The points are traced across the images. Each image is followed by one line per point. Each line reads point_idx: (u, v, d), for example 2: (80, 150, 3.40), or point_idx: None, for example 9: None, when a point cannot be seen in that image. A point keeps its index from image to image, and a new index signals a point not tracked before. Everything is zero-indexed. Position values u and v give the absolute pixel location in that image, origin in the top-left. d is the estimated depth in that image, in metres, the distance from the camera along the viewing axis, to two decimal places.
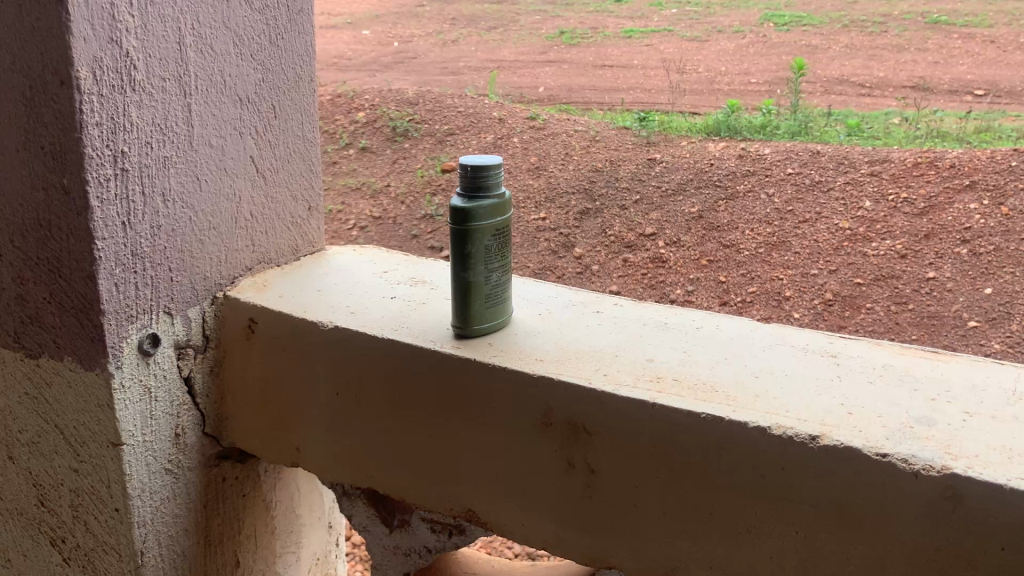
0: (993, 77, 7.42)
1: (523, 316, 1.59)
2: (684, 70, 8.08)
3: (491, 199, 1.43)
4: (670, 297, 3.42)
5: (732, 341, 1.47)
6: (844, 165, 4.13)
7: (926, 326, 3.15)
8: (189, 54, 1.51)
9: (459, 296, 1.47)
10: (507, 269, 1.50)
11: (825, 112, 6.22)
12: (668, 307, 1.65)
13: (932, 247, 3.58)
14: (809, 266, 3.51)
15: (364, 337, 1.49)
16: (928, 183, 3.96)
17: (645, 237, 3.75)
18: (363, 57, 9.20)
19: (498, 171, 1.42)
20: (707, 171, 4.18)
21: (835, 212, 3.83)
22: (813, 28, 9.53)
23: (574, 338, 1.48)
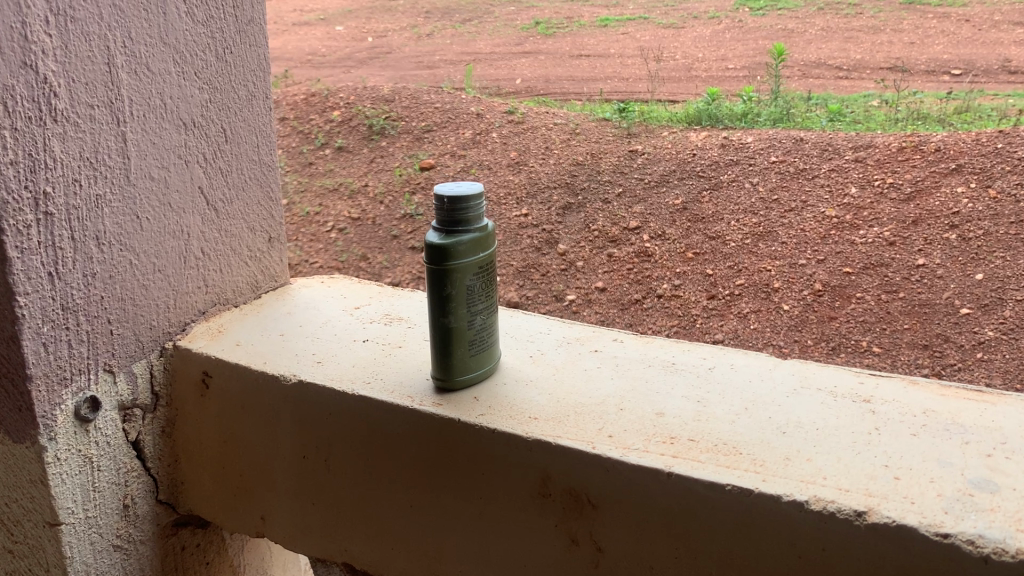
0: (970, 57, 7.28)
1: (512, 360, 1.41)
2: (662, 58, 7.87)
3: (471, 233, 1.24)
4: (657, 293, 3.06)
5: (750, 386, 1.30)
6: (829, 152, 3.72)
7: (917, 314, 2.81)
8: (121, 76, 1.32)
9: (439, 345, 1.29)
10: (492, 311, 1.32)
11: (804, 96, 6.06)
12: (674, 343, 1.48)
13: (920, 234, 3.15)
14: (797, 257, 3.16)
15: (333, 394, 1.31)
16: (913, 168, 3.51)
17: (630, 231, 3.39)
18: (336, 53, 8.95)
19: (478, 200, 1.24)
20: (690, 161, 3.79)
21: (820, 201, 3.43)
22: (788, 12, 9.35)
23: (570, 389, 1.31)
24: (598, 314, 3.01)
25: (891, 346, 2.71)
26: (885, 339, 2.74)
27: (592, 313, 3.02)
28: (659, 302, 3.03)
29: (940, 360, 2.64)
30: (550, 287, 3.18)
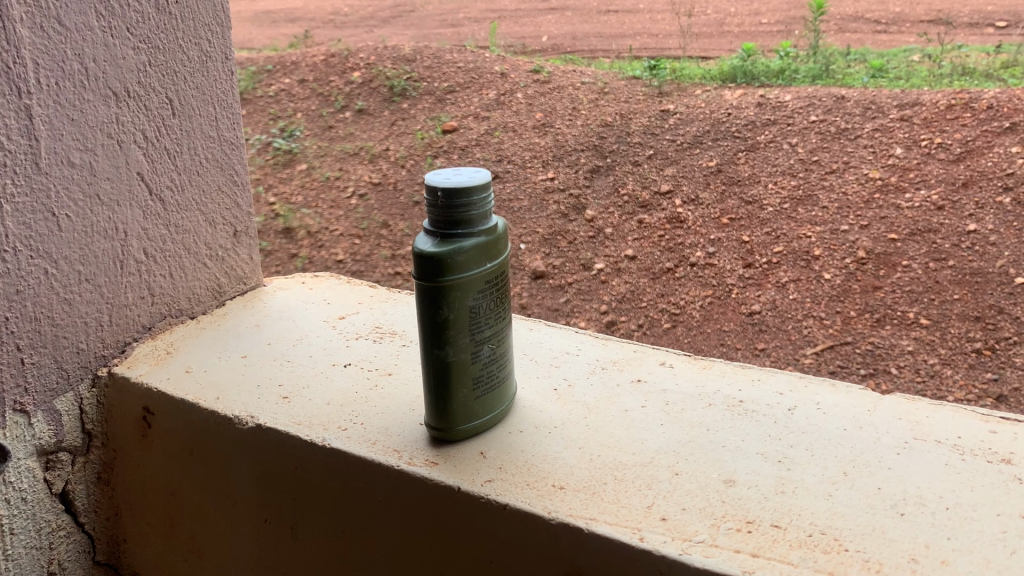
0: (1015, 8, 6.71)
1: (532, 396, 1.10)
2: (693, 12, 7.40)
3: (475, 237, 0.93)
4: (690, 261, 2.46)
5: (846, 437, 0.99)
6: (872, 109, 2.98)
7: (967, 285, 2.21)
8: (19, 31, 1.01)
9: (434, 384, 0.98)
10: (503, 337, 1.01)
11: (842, 51, 5.64)
12: (738, 372, 1.16)
13: (971, 197, 2.47)
14: (839, 221, 2.49)
15: (299, 446, 1.01)
16: (963, 125, 2.77)
17: (660, 194, 2.72)
18: (359, 12, 8.52)
19: (484, 194, 0.93)
20: (725, 120, 3.07)
21: (863, 161, 2.71)
22: None
23: (605, 439, 1.00)
24: (627, 286, 2.40)
25: (940, 319, 2.14)
26: (933, 311, 2.16)
27: (620, 284, 2.41)
28: (693, 270, 2.43)
29: (993, 335, 2.07)
30: (577, 255, 2.54)
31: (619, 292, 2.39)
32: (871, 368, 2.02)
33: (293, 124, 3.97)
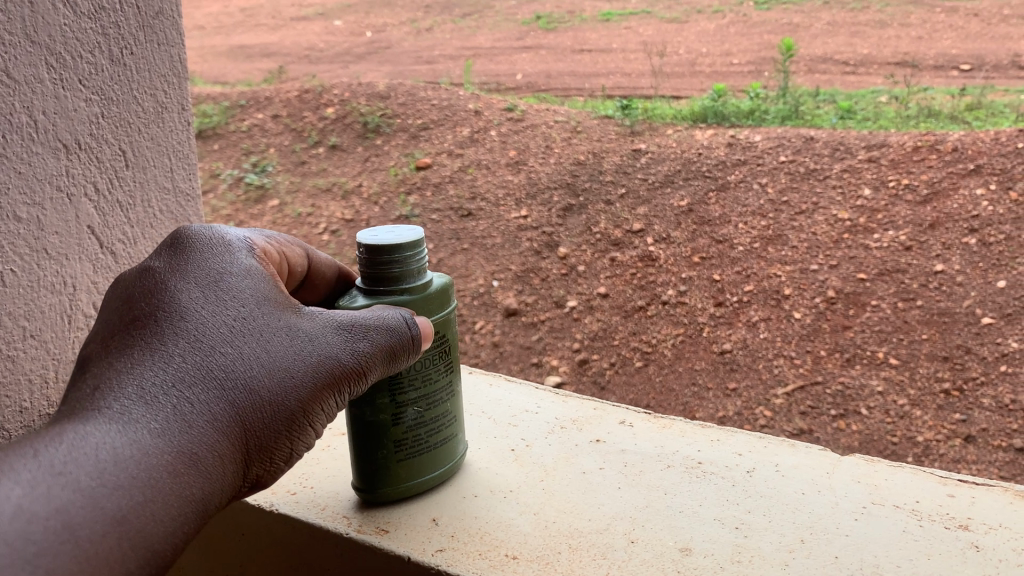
0: (984, 50, 6.67)
1: (489, 457, 1.08)
2: (665, 53, 7.47)
3: (401, 295, 0.94)
4: (662, 298, 2.39)
5: (804, 502, 0.97)
6: (841, 151, 2.80)
7: (934, 325, 2.12)
8: None
9: (357, 442, 0.96)
10: (436, 404, 0.98)
11: (812, 92, 5.68)
12: (695, 431, 1.15)
13: (938, 237, 2.36)
14: (808, 261, 2.39)
15: (250, 506, 1.01)
16: (929, 167, 2.62)
17: (631, 233, 2.63)
18: (336, 48, 8.55)
19: (412, 251, 0.93)
20: (695, 161, 2.90)
21: (832, 203, 2.56)
22: (795, 6, 8.50)
23: (561, 503, 0.98)
24: (600, 323, 2.39)
25: (909, 359, 2.07)
26: (902, 350, 2.09)
27: (593, 322, 2.40)
28: (665, 308, 2.37)
29: (961, 374, 2.01)
30: (550, 292, 2.53)
31: (592, 329, 2.38)
32: (842, 410, 1.98)
33: (266, 161, 3.96)
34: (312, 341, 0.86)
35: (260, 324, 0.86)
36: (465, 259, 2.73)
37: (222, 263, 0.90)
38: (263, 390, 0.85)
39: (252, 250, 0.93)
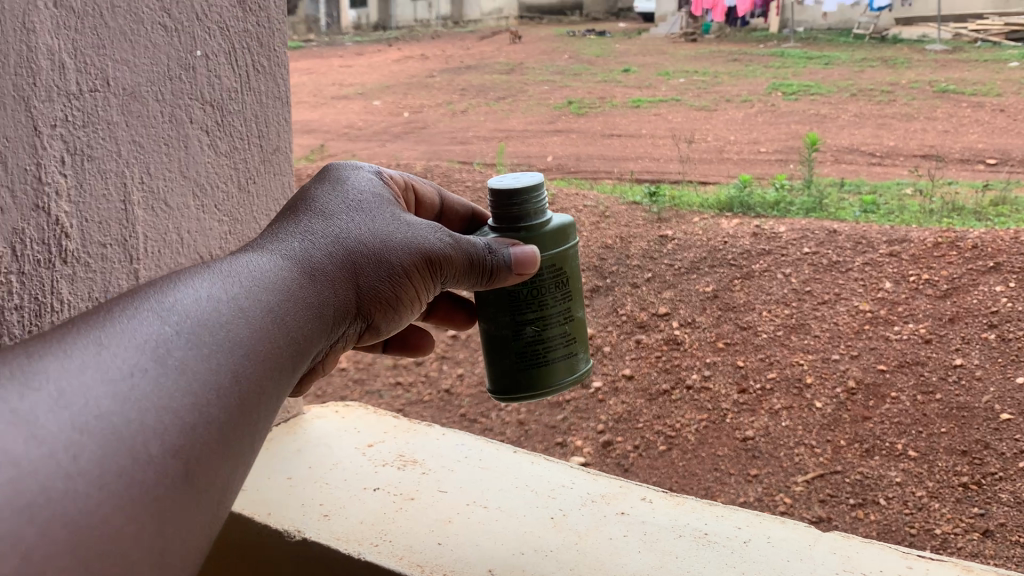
0: (1004, 146, 6.40)
1: (532, 522, 1.31)
2: (693, 140, 7.74)
3: (518, 232, 1.25)
4: (686, 382, 2.58)
5: (788, 569, 1.20)
6: (862, 245, 2.97)
7: (953, 418, 2.21)
8: (136, 212, 1.31)
9: (492, 353, 1.33)
10: (552, 327, 1.31)
11: (837, 183, 5.75)
12: (706, 507, 1.37)
13: (958, 331, 2.46)
14: (829, 351, 2.52)
15: (339, 557, 1.25)
16: (949, 263, 2.76)
17: (657, 317, 2.86)
18: (377, 126, 8.96)
19: (530, 194, 1.24)
20: (721, 249, 3.13)
21: (853, 293, 2.73)
22: (823, 96, 8.43)
23: (591, 562, 1.22)
24: (624, 405, 2.56)
25: (928, 452, 2.15)
26: (921, 442, 2.18)
27: (617, 403, 2.58)
28: (689, 393, 2.54)
29: (979, 469, 2.07)
30: None
31: (616, 412, 2.56)
32: (860, 499, 2.08)
33: None
34: (418, 228, 1.14)
35: (378, 210, 1.14)
36: None
37: (352, 183, 1.19)
38: (375, 250, 1.09)
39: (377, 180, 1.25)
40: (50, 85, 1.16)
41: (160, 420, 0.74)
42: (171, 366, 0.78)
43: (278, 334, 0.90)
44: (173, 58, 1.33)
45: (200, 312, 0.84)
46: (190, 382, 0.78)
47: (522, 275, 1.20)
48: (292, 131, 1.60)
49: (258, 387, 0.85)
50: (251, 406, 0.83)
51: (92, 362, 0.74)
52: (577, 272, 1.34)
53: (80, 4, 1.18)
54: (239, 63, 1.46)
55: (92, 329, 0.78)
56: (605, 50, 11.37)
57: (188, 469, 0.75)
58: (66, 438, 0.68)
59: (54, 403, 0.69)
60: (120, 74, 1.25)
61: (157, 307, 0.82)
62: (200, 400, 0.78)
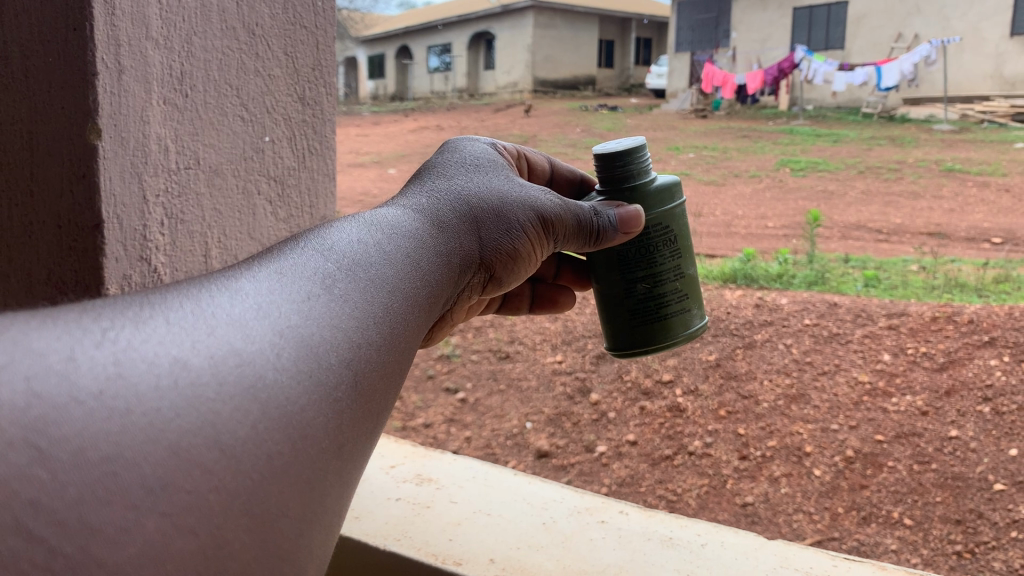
0: (1011, 226, 6.98)
1: (528, 527, 1.59)
2: (701, 213, 7.98)
3: (624, 194, 1.53)
4: (688, 449, 2.78)
5: (736, 564, 1.47)
6: (862, 317, 3.34)
7: (949, 488, 2.42)
8: (214, 265, 1.64)
9: (607, 310, 1.63)
10: (660, 281, 1.58)
11: (842, 258, 5.99)
12: (673, 518, 1.64)
13: (953, 404, 2.73)
14: (830, 420, 2.77)
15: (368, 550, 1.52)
16: (947, 337, 3.09)
17: (662, 383, 3.09)
18: None
19: (628, 156, 1.51)
20: (725, 319, 3.45)
21: (853, 364, 3.02)
22: (829, 174, 8.99)
23: (577, 555, 1.49)
24: (627, 470, 2.76)
25: (923, 520, 2.36)
26: (916, 511, 2.39)
27: (621, 468, 2.79)
28: (690, 458, 2.75)
29: (973, 538, 2.27)
30: (580, 437, 2.98)
31: (619, 475, 2.76)
32: None
33: None
34: (530, 190, 1.43)
35: (496, 174, 1.44)
36: (501, 400, 3.27)
37: (469, 161, 1.45)
38: (497, 206, 1.36)
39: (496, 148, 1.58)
40: (158, 163, 1.49)
41: (336, 333, 0.86)
42: (338, 293, 0.92)
43: (419, 271, 1.10)
44: (247, 143, 1.68)
45: (355, 249, 1.02)
46: (356, 300, 0.93)
47: (628, 232, 1.49)
48: (335, 202, 1.97)
49: (413, 315, 1.02)
50: (408, 329, 1.00)
51: (283, 283, 0.89)
52: (682, 227, 1.60)
53: (183, 102, 1.52)
54: (297, 146, 1.82)
55: (273, 260, 0.94)
56: (616, 123, 11.77)
57: (358, 378, 0.86)
58: (268, 339, 0.79)
59: (256, 313, 0.81)
60: (207, 155, 1.59)
61: (319, 246, 0.99)
62: (371, 313, 0.93)
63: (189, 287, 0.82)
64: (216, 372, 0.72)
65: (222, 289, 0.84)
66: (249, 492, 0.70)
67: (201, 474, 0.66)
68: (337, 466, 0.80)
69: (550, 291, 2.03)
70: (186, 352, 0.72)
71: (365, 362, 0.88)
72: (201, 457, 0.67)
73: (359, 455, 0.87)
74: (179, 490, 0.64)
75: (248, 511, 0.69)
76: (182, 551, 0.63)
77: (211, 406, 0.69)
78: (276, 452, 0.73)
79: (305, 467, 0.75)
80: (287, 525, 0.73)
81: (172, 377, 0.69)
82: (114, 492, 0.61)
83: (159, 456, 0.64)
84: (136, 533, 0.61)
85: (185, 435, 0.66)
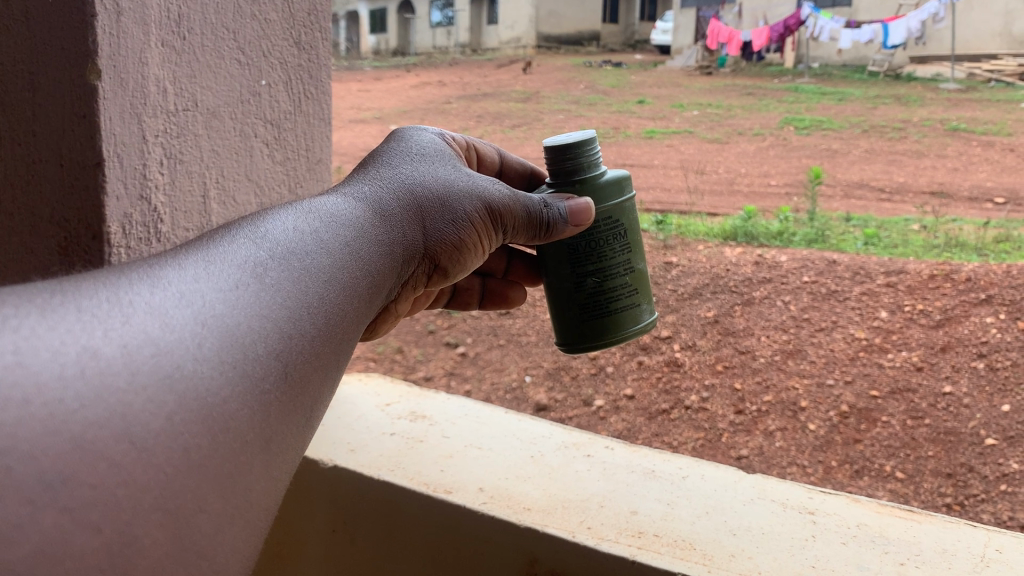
0: (1014, 186, 6.95)
1: (517, 460, 1.65)
2: (704, 171, 7.94)
3: (574, 185, 1.59)
4: (685, 403, 2.84)
5: (716, 494, 1.53)
6: (860, 274, 3.38)
7: (941, 442, 2.49)
8: (212, 206, 1.68)
9: (558, 304, 1.68)
10: (609, 275, 1.64)
11: (843, 217, 5.98)
12: (657, 452, 1.70)
13: (948, 360, 2.78)
14: (826, 376, 2.82)
15: (364, 478, 1.58)
16: (944, 295, 3.13)
17: (659, 338, 3.14)
18: None
19: (578, 150, 1.58)
20: (724, 276, 3.49)
21: (850, 321, 3.07)
22: (833, 133, 8.94)
23: (563, 485, 1.55)
24: (625, 423, 2.82)
25: (915, 473, 2.42)
26: (908, 465, 2.45)
27: (618, 421, 2.84)
28: (687, 413, 2.81)
29: (963, 490, 2.33)
30: (579, 392, 3.02)
31: (617, 427, 2.82)
32: None
33: None
34: (476, 180, 1.48)
35: (441, 161, 1.49)
36: (500, 354, 3.32)
37: (415, 150, 1.49)
38: (442, 195, 1.41)
39: (442, 137, 1.62)
40: (157, 105, 1.53)
41: (262, 324, 0.93)
42: (269, 283, 0.99)
43: (357, 261, 1.17)
44: (244, 86, 1.72)
45: (290, 238, 1.09)
46: (286, 291, 1.00)
47: (578, 225, 1.54)
48: (331, 146, 2.00)
49: (348, 308, 1.09)
50: (342, 319, 1.07)
51: (211, 272, 0.95)
52: (631, 220, 1.66)
53: (181, 44, 1.55)
54: (294, 91, 1.85)
55: (204, 249, 1.00)
56: (619, 80, 11.67)
57: (285, 370, 0.94)
58: (189, 328, 0.85)
59: (179, 302, 0.87)
60: (204, 98, 1.62)
61: (252, 236, 1.06)
62: (301, 303, 1.01)
63: (114, 275, 0.88)
64: (128, 362, 0.77)
65: (147, 276, 0.89)
66: (161, 487, 0.76)
67: (108, 468, 0.73)
68: (263, 460, 0.88)
69: (500, 287, 2.07)
70: (98, 341, 0.77)
71: (293, 355, 0.95)
72: (109, 451, 0.73)
73: (288, 447, 0.94)
74: (82, 485, 0.71)
75: (161, 506, 0.76)
76: (84, 548, 0.71)
77: (121, 398, 0.75)
78: (191, 445, 0.79)
79: (224, 460, 0.83)
80: (204, 521, 0.81)
81: (80, 367, 0.74)
82: (7, 488, 0.67)
83: (62, 450, 0.71)
84: (35, 530, 0.68)
85: (89, 427, 0.72)
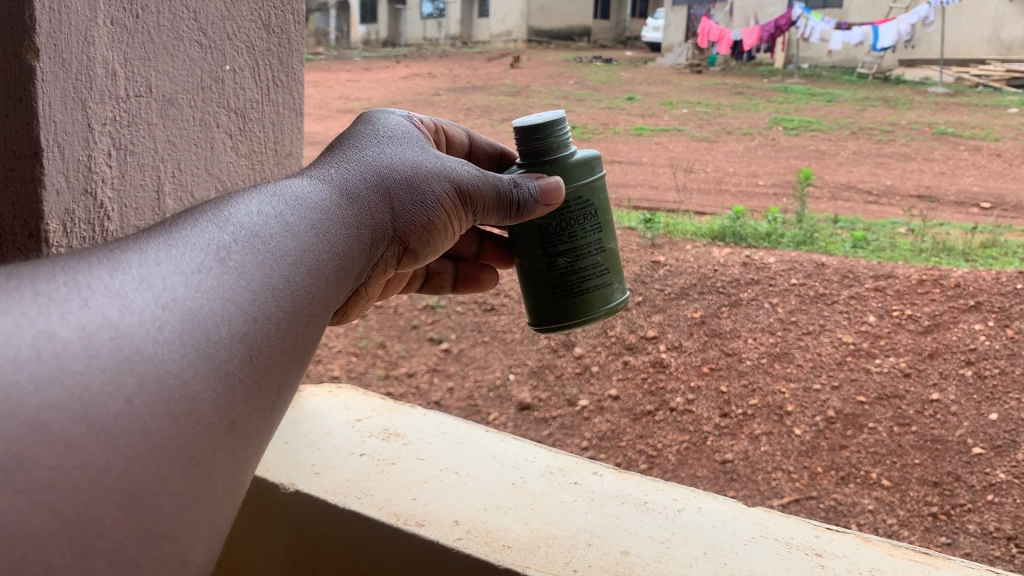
0: (1000, 190, 6.82)
1: (497, 487, 1.52)
2: (693, 168, 7.78)
3: (543, 166, 1.45)
4: (670, 405, 2.71)
5: (713, 531, 1.39)
6: (849, 278, 3.21)
7: (929, 450, 2.37)
8: (167, 202, 1.58)
9: (528, 287, 1.54)
10: (581, 256, 1.50)
11: (830, 219, 5.83)
12: (649, 481, 1.57)
13: (936, 366, 2.65)
14: (813, 379, 2.69)
15: (327, 507, 1.44)
16: (932, 300, 2.97)
17: (645, 339, 2.99)
18: None
19: (550, 127, 1.43)
20: (711, 276, 3.33)
21: (837, 325, 2.91)
22: (823, 133, 8.80)
23: (549, 516, 1.42)
24: (608, 424, 2.70)
25: (901, 481, 2.31)
26: (894, 472, 2.33)
27: (601, 421, 2.72)
28: (672, 415, 2.68)
29: (949, 500, 2.22)
30: (562, 391, 2.89)
31: (601, 429, 2.69)
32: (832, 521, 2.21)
33: None
34: (447, 161, 1.33)
35: (409, 141, 1.34)
36: (484, 351, 3.17)
37: (381, 134, 1.34)
38: (410, 177, 1.27)
39: (412, 120, 1.49)
40: (105, 90, 1.41)
41: (226, 306, 0.82)
42: (232, 267, 0.86)
43: (326, 243, 1.03)
44: (206, 71, 1.60)
45: (256, 222, 0.95)
46: (251, 274, 0.87)
47: (549, 205, 1.41)
48: (303, 138, 1.88)
49: (317, 291, 0.95)
50: (313, 302, 0.94)
51: (173, 256, 0.83)
52: (603, 200, 1.52)
53: (133, 23, 1.43)
54: (261, 77, 1.74)
55: (161, 234, 0.87)
56: (611, 77, 11.52)
57: (251, 353, 0.82)
58: (149, 311, 0.75)
59: (137, 284, 0.77)
60: (161, 83, 1.51)
61: (215, 219, 0.93)
62: (268, 286, 0.88)
63: (70, 260, 0.77)
64: (87, 345, 0.69)
65: (106, 261, 0.79)
66: (122, 469, 0.68)
67: (65, 450, 0.65)
68: (229, 444, 0.77)
69: (472, 271, 1.93)
70: (54, 325, 0.69)
71: (260, 337, 0.84)
72: (65, 432, 0.65)
73: (259, 433, 0.82)
74: (36, 466, 0.63)
75: (121, 487, 0.67)
76: (40, 530, 0.63)
77: (79, 380, 0.67)
78: (153, 428, 0.70)
79: (187, 442, 0.73)
80: (167, 501, 0.71)
81: (35, 351, 0.66)
82: None
83: (17, 432, 0.63)
84: None
85: (46, 409, 0.65)
